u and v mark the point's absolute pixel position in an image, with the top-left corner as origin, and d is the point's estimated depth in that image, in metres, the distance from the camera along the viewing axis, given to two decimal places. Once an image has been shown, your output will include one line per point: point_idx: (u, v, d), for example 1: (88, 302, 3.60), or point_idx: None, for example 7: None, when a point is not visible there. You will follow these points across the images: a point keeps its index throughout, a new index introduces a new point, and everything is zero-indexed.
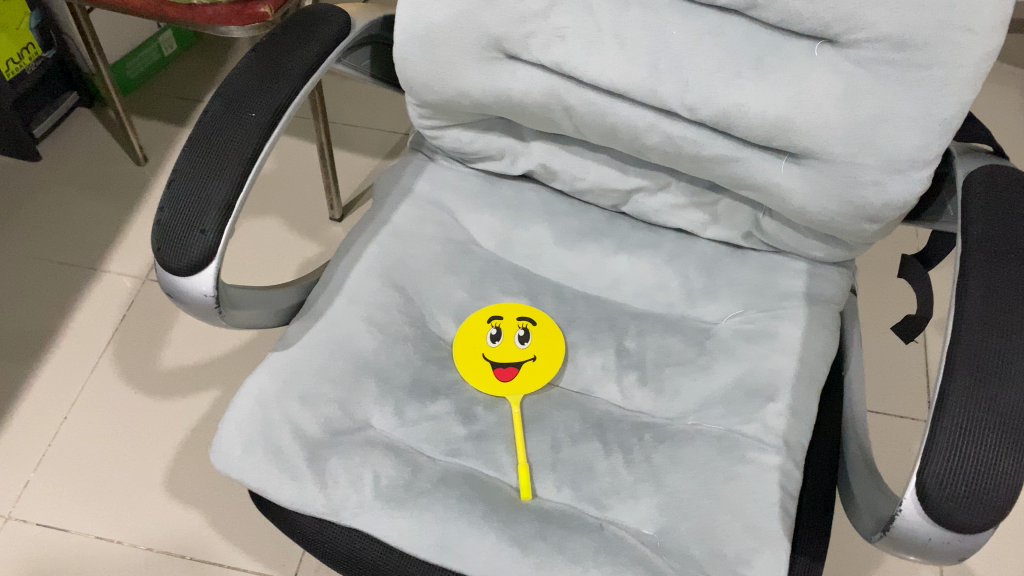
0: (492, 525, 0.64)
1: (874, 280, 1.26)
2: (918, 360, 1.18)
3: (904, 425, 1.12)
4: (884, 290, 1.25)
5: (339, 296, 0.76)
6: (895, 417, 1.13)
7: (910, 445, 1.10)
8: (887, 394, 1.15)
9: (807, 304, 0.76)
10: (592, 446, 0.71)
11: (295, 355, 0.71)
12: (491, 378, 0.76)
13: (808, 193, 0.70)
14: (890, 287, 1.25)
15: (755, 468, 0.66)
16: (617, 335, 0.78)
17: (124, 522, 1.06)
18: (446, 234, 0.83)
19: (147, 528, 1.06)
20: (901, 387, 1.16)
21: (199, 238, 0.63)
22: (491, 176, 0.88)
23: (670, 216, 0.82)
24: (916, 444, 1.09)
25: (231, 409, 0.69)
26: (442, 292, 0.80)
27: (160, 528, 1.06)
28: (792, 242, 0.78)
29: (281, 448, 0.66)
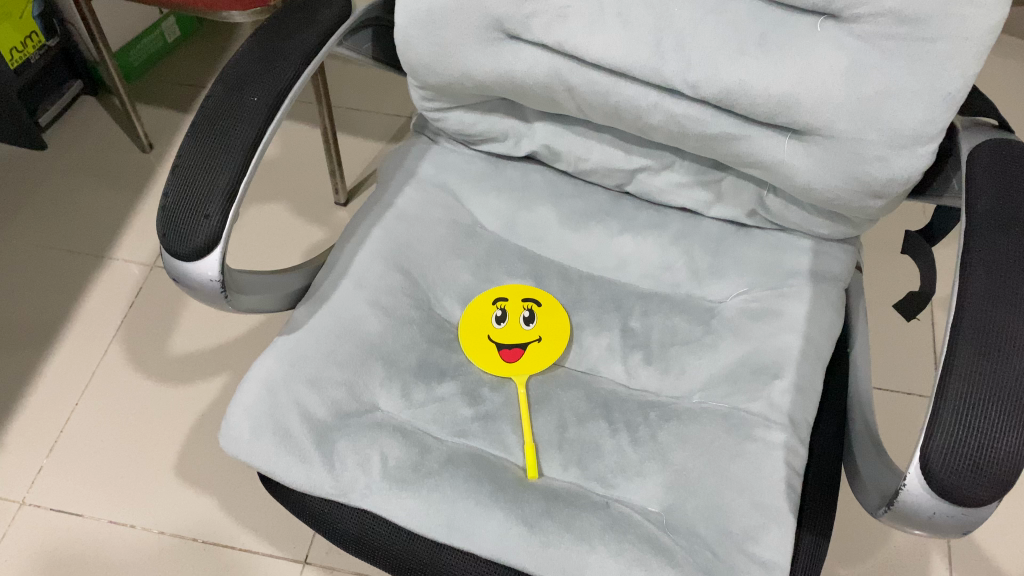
0: (500, 505, 0.64)
1: (880, 257, 1.26)
2: (924, 337, 1.18)
3: (911, 402, 1.12)
4: (890, 267, 1.25)
5: (345, 279, 0.75)
6: (903, 395, 1.13)
7: (917, 422, 1.10)
8: (893, 371, 1.15)
9: (813, 281, 0.75)
10: (598, 425, 0.71)
11: (303, 338, 0.72)
12: (495, 358, 0.76)
13: (811, 170, 0.69)
14: (896, 264, 1.25)
15: (761, 445, 0.67)
16: (622, 316, 0.78)
17: (138, 507, 1.08)
18: (451, 217, 0.82)
19: (160, 513, 1.07)
20: (908, 364, 1.16)
21: (204, 223, 0.63)
22: (495, 158, 0.87)
23: (674, 195, 0.81)
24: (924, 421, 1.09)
25: (239, 393, 0.69)
26: (447, 275, 0.80)
27: (173, 512, 1.07)
28: (797, 220, 0.76)
29: (290, 431, 0.67)
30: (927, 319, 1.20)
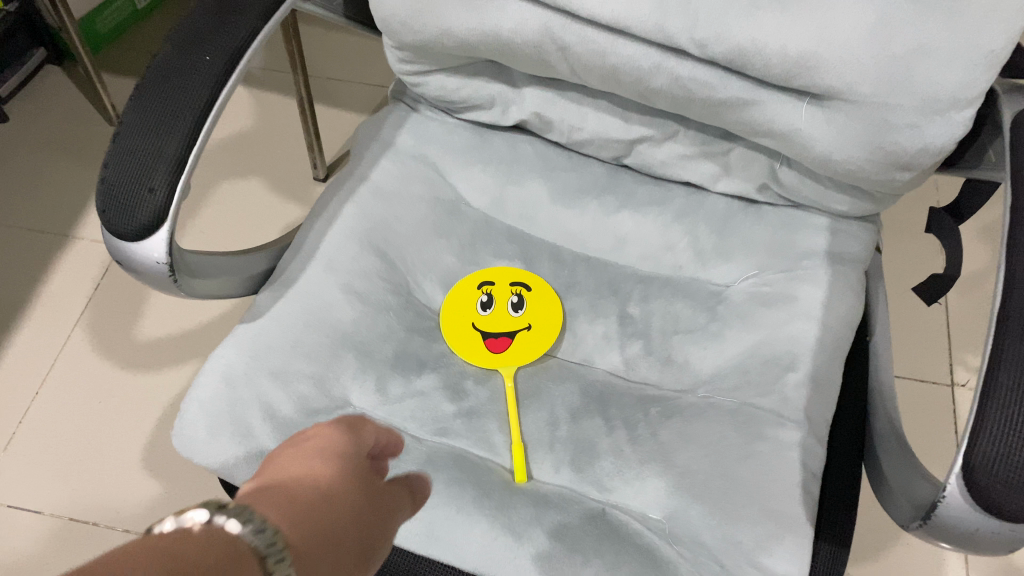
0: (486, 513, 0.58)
1: (900, 239, 1.19)
2: (943, 322, 1.11)
3: (929, 391, 1.05)
4: (911, 249, 1.18)
5: (313, 261, 0.68)
6: (922, 383, 1.06)
7: (941, 413, 1.03)
8: (914, 358, 1.08)
9: (831, 263, 0.68)
10: (593, 423, 0.65)
11: (265, 327, 0.65)
12: (481, 349, 0.70)
13: (832, 139, 0.62)
14: (917, 245, 1.18)
15: (773, 445, 0.60)
16: (620, 301, 0.71)
17: (102, 504, 1.01)
18: (433, 192, 0.74)
19: (126, 510, 1.00)
20: (925, 351, 1.09)
21: (148, 198, 0.56)
22: (481, 128, 0.78)
23: (677, 168, 0.73)
24: (960, 415, 1.02)
25: (196, 387, 0.63)
26: (427, 257, 0.72)
27: (140, 508, 1.01)
28: (812, 195, 0.69)
29: (252, 429, 0.61)
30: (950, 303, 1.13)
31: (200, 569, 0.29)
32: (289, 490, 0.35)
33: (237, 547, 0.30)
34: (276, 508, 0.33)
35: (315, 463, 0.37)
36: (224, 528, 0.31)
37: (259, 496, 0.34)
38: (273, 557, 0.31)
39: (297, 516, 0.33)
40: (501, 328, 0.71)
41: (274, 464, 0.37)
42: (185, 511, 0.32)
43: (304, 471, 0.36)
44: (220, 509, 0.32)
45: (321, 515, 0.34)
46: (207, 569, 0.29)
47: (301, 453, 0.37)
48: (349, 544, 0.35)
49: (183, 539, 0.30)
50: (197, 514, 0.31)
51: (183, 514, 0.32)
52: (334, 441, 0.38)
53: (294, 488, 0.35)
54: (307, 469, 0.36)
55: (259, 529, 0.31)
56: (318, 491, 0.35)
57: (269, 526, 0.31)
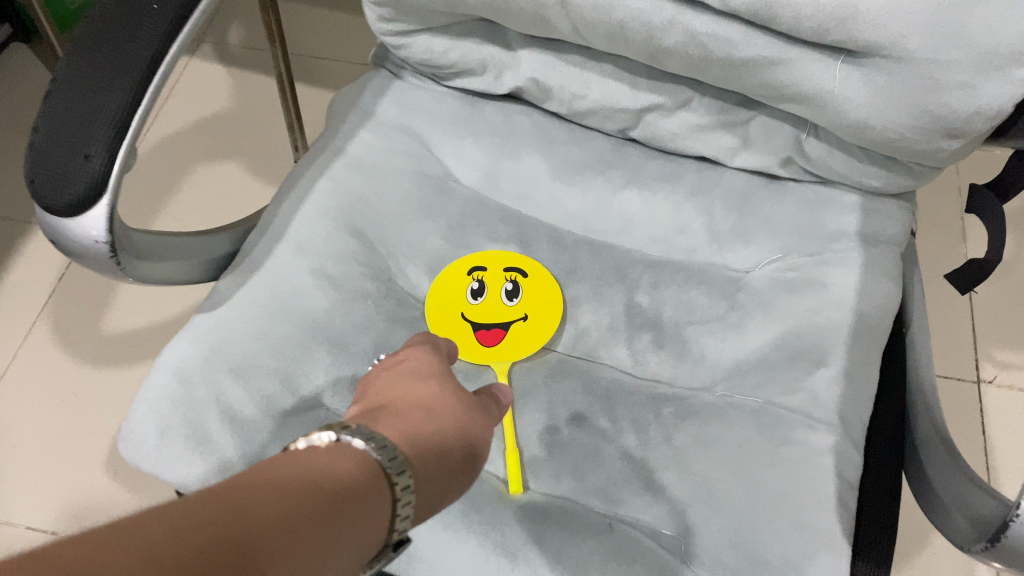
0: (468, 542, 0.52)
1: (936, 224, 1.11)
2: (976, 312, 1.03)
3: (963, 387, 0.98)
4: (950, 233, 1.09)
5: (282, 243, 0.61)
6: (956, 379, 0.98)
7: (983, 412, 0.96)
8: (954, 353, 1.00)
9: (863, 245, 0.60)
10: (597, 425, 0.57)
11: (225, 317, 0.57)
12: (472, 343, 0.62)
13: (868, 103, 0.54)
14: (956, 229, 1.10)
15: (802, 451, 0.53)
16: (627, 289, 0.63)
17: (76, 516, 0.93)
18: (417, 167, 0.67)
19: (100, 521, 0.92)
20: (958, 344, 1.01)
21: (82, 165, 0.48)
22: (472, 97, 0.70)
23: (690, 141, 0.65)
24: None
25: (146, 385, 0.55)
26: (412, 240, 0.65)
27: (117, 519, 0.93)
28: (842, 169, 0.62)
29: (209, 434, 0.54)
30: (988, 291, 1.05)
31: (343, 475, 0.35)
32: (397, 408, 0.43)
33: (364, 461, 0.37)
34: (390, 426, 0.41)
35: (412, 386, 0.45)
36: (352, 445, 0.37)
37: (376, 415, 0.43)
38: (395, 470, 0.37)
39: (408, 430, 0.41)
40: (494, 320, 0.64)
41: (376, 387, 0.46)
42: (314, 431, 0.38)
43: (404, 395, 0.44)
44: (345, 431, 0.38)
45: (425, 436, 0.42)
46: (349, 476, 0.36)
47: (399, 376, 0.46)
48: (456, 448, 0.43)
49: (322, 460, 0.36)
50: (325, 435, 0.37)
51: (312, 435, 0.38)
52: (423, 363, 0.47)
53: (400, 409, 0.43)
54: (407, 388, 0.45)
55: (380, 446, 0.38)
56: (419, 411, 0.43)
57: (389, 444, 0.38)
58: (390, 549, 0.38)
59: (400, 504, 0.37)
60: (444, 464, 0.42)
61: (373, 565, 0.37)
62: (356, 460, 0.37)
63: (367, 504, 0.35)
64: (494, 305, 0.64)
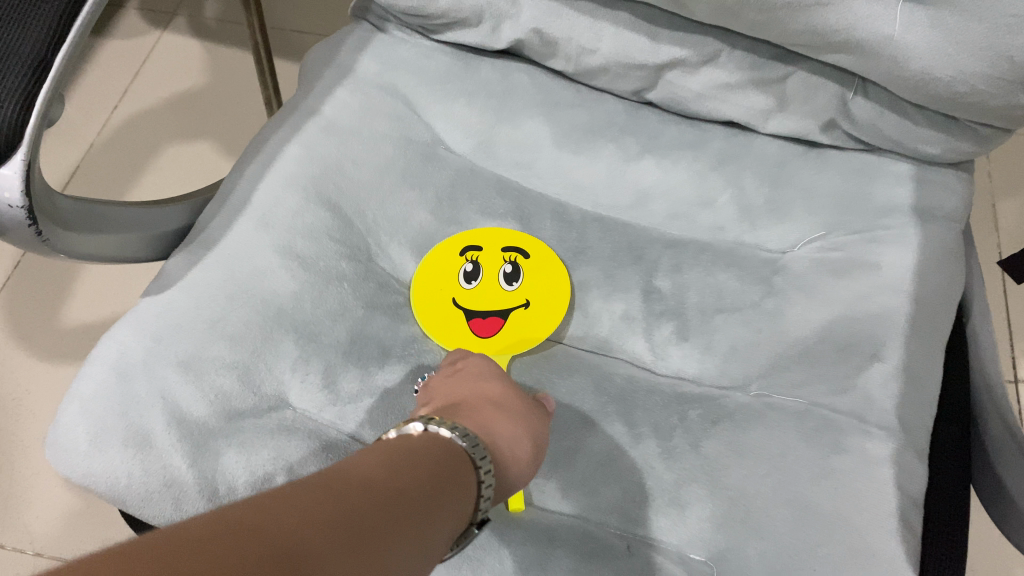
0: (459, 573, 0.44)
1: None
2: None
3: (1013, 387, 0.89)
4: None
5: (243, 216, 0.52)
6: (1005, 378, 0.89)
7: None
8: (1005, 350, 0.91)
9: (919, 221, 0.52)
10: (612, 430, 0.49)
11: (174, 301, 0.49)
12: (465, 333, 0.54)
13: (935, 50, 0.46)
14: None
15: (857, 461, 0.44)
16: (644, 271, 0.54)
17: (56, 534, 0.80)
18: (402, 132, 0.58)
19: (89, 538, 0.80)
20: None
21: None
22: (466, 53, 0.62)
23: (717, 102, 0.57)
24: None
25: (78, 381, 0.47)
26: (395, 215, 0.56)
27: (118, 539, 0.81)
28: (894, 133, 0.53)
29: (151, 438, 0.45)
30: None
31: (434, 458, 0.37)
32: (469, 405, 0.44)
33: (452, 447, 0.39)
34: (466, 420, 0.43)
35: (478, 386, 0.46)
36: (439, 433, 0.39)
37: (452, 409, 0.43)
38: (479, 454, 0.39)
39: (484, 424, 0.43)
40: (490, 306, 0.56)
41: (441, 389, 0.47)
42: (404, 423, 0.40)
43: (473, 393, 0.45)
44: (432, 421, 0.40)
45: (499, 430, 0.43)
46: (440, 458, 0.37)
47: (469, 378, 0.47)
48: (528, 442, 0.43)
49: (416, 445, 0.38)
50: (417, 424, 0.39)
51: (403, 425, 0.39)
52: (484, 365, 0.48)
53: (473, 406, 0.44)
54: (475, 388, 0.46)
55: (465, 435, 0.40)
56: (492, 407, 0.44)
57: (471, 434, 0.40)
58: (474, 528, 0.39)
59: (484, 486, 0.39)
60: (518, 457, 0.42)
61: (458, 546, 0.38)
62: (446, 444, 0.39)
63: (460, 483, 0.37)
64: (490, 289, 0.56)
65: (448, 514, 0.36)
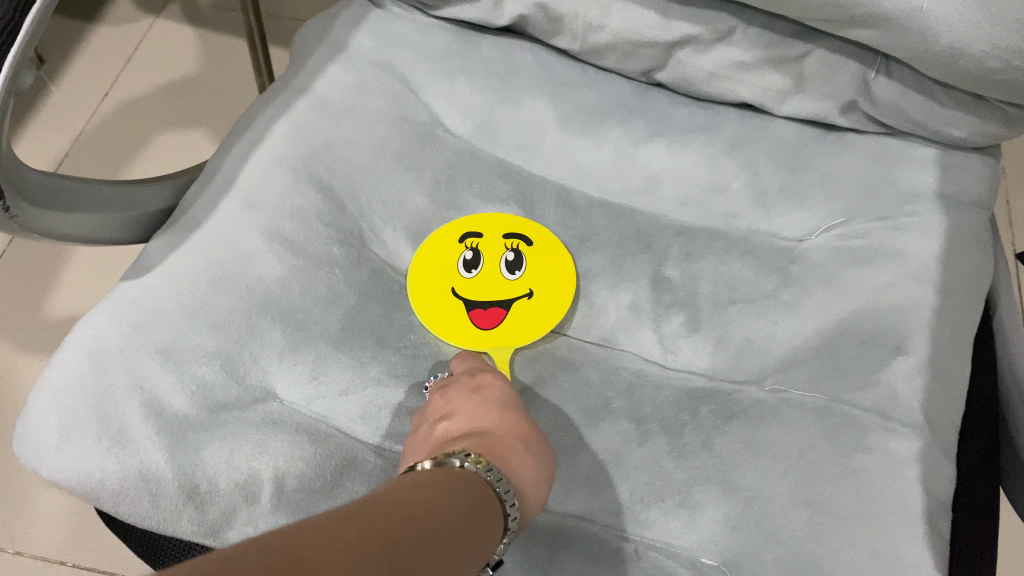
0: None
1: None
2: None
3: None
4: None
5: (229, 196, 0.49)
6: None
7: None
8: None
9: (944, 207, 0.49)
10: (619, 426, 0.46)
11: (154, 284, 0.46)
12: (464, 324, 0.51)
13: (965, 23, 0.43)
14: None
15: (880, 460, 0.42)
16: (653, 259, 0.52)
17: (38, 532, 0.75)
18: (398, 111, 0.55)
19: (74, 536, 0.75)
20: None
21: None
22: (465, 30, 0.59)
23: (731, 82, 0.54)
24: None
25: (50, 370, 0.44)
26: (390, 198, 0.53)
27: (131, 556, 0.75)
28: (918, 115, 0.50)
29: (126, 430, 0.42)
30: None
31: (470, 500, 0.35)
32: (498, 437, 0.41)
33: (484, 491, 0.37)
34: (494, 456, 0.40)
35: (506, 413, 0.43)
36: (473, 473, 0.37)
37: (481, 441, 0.40)
38: (508, 499, 0.37)
39: (513, 464, 0.40)
40: (493, 297, 0.52)
41: (463, 409, 0.43)
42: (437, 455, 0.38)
43: (501, 422, 0.42)
44: (466, 459, 0.37)
45: (527, 470, 0.40)
46: (475, 501, 0.36)
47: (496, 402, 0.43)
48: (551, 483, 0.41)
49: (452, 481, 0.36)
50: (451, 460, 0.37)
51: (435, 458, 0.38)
52: (507, 392, 0.44)
53: (500, 438, 0.41)
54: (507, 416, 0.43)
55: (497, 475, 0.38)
56: (520, 443, 0.41)
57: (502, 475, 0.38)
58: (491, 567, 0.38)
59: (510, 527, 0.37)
60: (542, 498, 0.40)
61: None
62: (480, 486, 0.37)
63: (490, 525, 0.36)
64: (492, 279, 0.53)
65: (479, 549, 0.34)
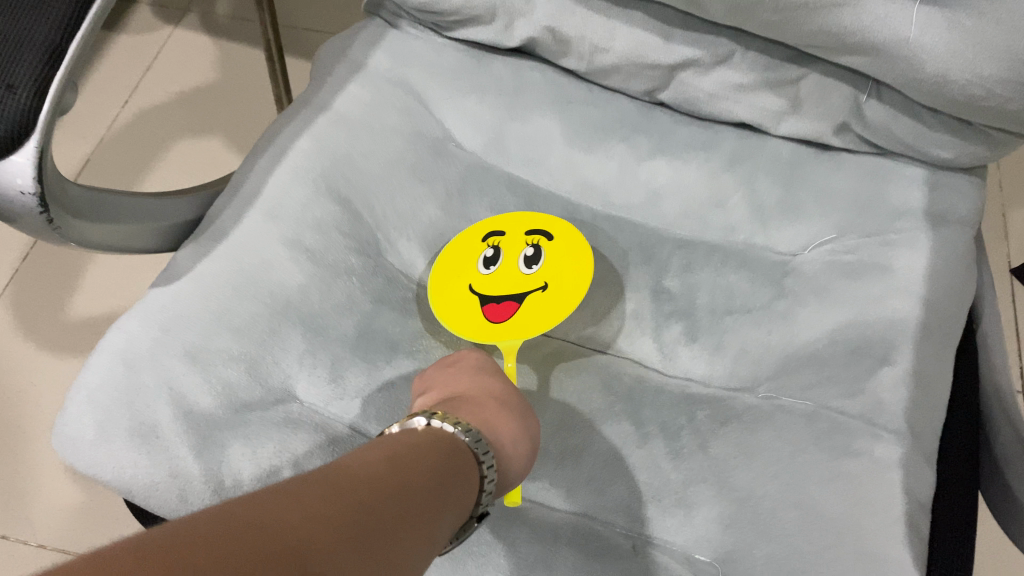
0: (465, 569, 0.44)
1: None
2: None
3: None
4: None
5: (253, 207, 0.52)
6: None
7: None
8: None
9: (931, 225, 0.52)
10: (619, 429, 0.48)
11: (181, 290, 0.49)
12: (478, 319, 0.52)
13: (950, 52, 0.46)
14: None
15: (867, 464, 0.44)
16: (654, 270, 0.54)
17: (57, 526, 0.79)
18: (413, 127, 0.58)
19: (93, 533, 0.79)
20: None
21: (7, 96, 0.39)
22: (477, 50, 0.62)
23: (731, 103, 0.56)
24: None
25: (85, 371, 0.47)
26: (404, 210, 0.56)
27: None
28: (908, 136, 0.53)
29: (157, 428, 0.45)
30: None
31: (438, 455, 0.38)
32: (469, 398, 0.44)
33: (454, 446, 0.39)
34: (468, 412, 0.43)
35: (478, 376, 0.46)
36: (443, 430, 0.40)
37: (453, 401, 0.44)
38: (482, 450, 0.40)
39: (486, 420, 0.43)
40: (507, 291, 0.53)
41: (437, 380, 0.46)
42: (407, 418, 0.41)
43: (473, 385, 0.45)
44: (432, 418, 0.40)
45: (500, 425, 0.43)
46: (444, 457, 0.38)
47: (468, 367, 0.47)
48: (529, 440, 0.44)
49: (420, 440, 0.39)
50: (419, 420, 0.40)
51: (407, 421, 0.41)
52: (483, 360, 0.47)
53: (473, 398, 0.44)
54: (480, 379, 0.46)
55: (467, 430, 0.40)
56: (493, 401, 0.44)
57: (475, 430, 0.41)
58: (473, 523, 0.40)
59: (487, 482, 0.40)
60: (521, 452, 0.43)
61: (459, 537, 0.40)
62: (447, 442, 0.39)
63: (464, 478, 0.38)
64: (510, 273, 0.54)
65: (450, 514, 0.36)
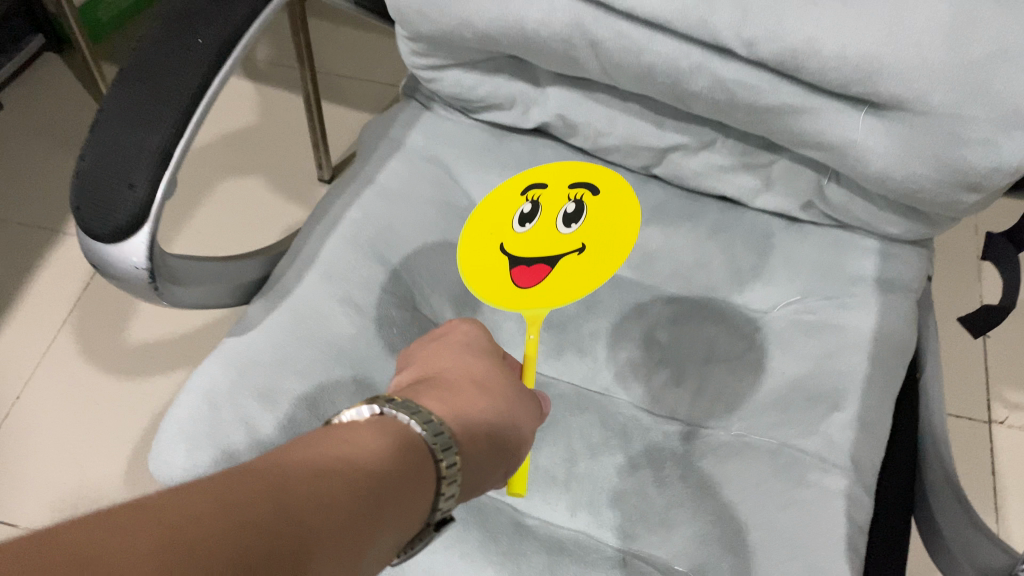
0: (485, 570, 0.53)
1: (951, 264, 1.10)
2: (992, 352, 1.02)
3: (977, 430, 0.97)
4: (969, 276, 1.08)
5: (311, 268, 0.62)
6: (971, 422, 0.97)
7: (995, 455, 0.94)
8: (966, 388, 0.99)
9: (880, 291, 0.61)
10: (614, 460, 0.59)
11: (254, 339, 0.59)
12: (509, 282, 0.56)
13: (891, 154, 0.55)
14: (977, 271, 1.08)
15: (817, 493, 0.52)
16: (647, 324, 0.65)
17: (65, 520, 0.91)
18: (444, 197, 0.68)
19: None
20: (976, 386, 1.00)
21: (129, 194, 0.50)
22: (499, 130, 0.72)
23: (714, 181, 0.67)
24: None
25: (176, 405, 0.57)
26: (436, 270, 0.66)
27: None
28: (863, 215, 0.62)
29: (234, 453, 0.54)
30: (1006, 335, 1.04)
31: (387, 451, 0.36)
32: (445, 383, 0.44)
33: (409, 439, 0.37)
34: (438, 402, 0.42)
35: (461, 355, 0.46)
36: (396, 420, 0.38)
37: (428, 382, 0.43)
38: (441, 446, 0.38)
39: (460, 402, 0.42)
40: (542, 252, 0.57)
41: (421, 355, 0.47)
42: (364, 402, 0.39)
43: (453, 365, 0.45)
44: (389, 405, 0.38)
45: (477, 406, 0.43)
46: (393, 454, 0.36)
47: (452, 347, 0.47)
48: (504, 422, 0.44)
49: (372, 432, 0.37)
50: (368, 408, 0.38)
51: (359, 407, 0.39)
52: (472, 336, 0.48)
53: (452, 379, 0.44)
54: (461, 359, 0.46)
55: (425, 422, 0.38)
56: (473, 383, 0.44)
57: (435, 421, 0.38)
58: (431, 529, 0.39)
59: (446, 482, 0.38)
60: (501, 429, 0.43)
61: (417, 545, 0.38)
62: (401, 434, 0.37)
63: (418, 481, 0.36)
64: (546, 231, 0.58)
65: (386, 524, 0.34)
